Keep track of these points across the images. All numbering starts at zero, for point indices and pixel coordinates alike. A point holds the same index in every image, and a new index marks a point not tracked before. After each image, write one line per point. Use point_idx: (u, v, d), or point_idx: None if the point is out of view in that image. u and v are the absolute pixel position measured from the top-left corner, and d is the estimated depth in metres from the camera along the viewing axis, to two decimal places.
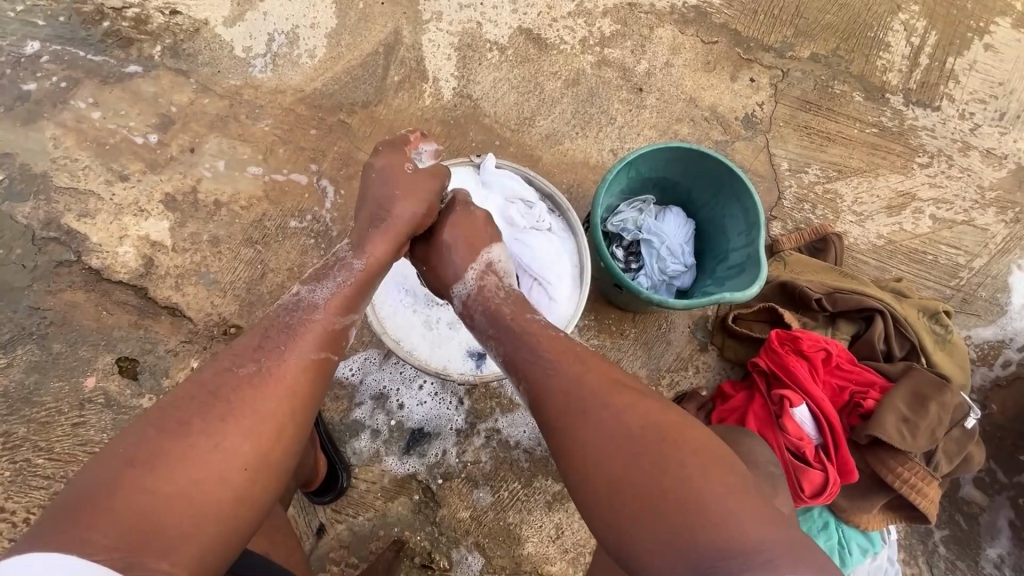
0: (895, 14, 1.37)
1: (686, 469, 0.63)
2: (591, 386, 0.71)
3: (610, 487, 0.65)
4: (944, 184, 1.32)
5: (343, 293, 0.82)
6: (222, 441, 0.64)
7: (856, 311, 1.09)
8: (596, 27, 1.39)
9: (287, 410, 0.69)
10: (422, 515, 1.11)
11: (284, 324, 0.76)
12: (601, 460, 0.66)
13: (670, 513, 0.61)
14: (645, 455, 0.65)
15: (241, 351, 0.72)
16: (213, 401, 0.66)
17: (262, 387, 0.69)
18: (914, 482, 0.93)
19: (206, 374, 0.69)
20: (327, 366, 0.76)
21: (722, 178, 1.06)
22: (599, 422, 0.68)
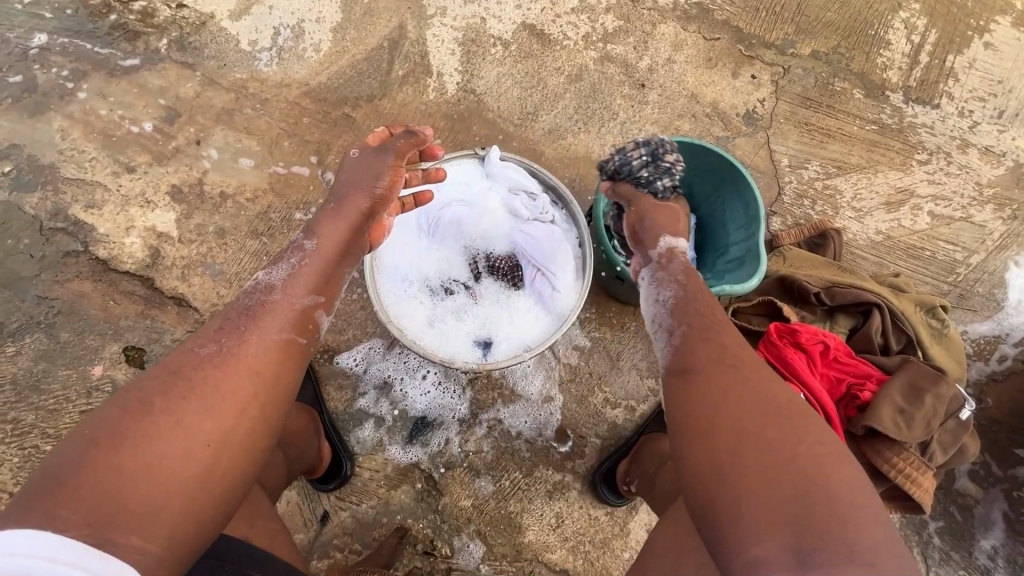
0: (895, 12, 1.39)
1: (814, 452, 0.64)
2: (752, 365, 0.75)
3: (741, 439, 0.66)
4: (942, 181, 1.34)
5: (297, 274, 0.82)
6: (185, 419, 0.64)
7: (854, 305, 1.10)
8: (599, 23, 1.40)
9: (250, 389, 0.70)
10: (424, 503, 1.13)
11: (243, 307, 0.77)
12: (739, 414, 0.68)
13: (787, 477, 0.62)
14: (782, 426, 0.67)
15: (202, 334, 0.73)
16: (174, 380, 0.67)
17: (224, 366, 0.70)
18: (909, 472, 0.95)
19: (169, 359, 0.70)
20: (292, 348, 0.77)
21: (724, 173, 1.07)
22: (747, 390, 0.71)
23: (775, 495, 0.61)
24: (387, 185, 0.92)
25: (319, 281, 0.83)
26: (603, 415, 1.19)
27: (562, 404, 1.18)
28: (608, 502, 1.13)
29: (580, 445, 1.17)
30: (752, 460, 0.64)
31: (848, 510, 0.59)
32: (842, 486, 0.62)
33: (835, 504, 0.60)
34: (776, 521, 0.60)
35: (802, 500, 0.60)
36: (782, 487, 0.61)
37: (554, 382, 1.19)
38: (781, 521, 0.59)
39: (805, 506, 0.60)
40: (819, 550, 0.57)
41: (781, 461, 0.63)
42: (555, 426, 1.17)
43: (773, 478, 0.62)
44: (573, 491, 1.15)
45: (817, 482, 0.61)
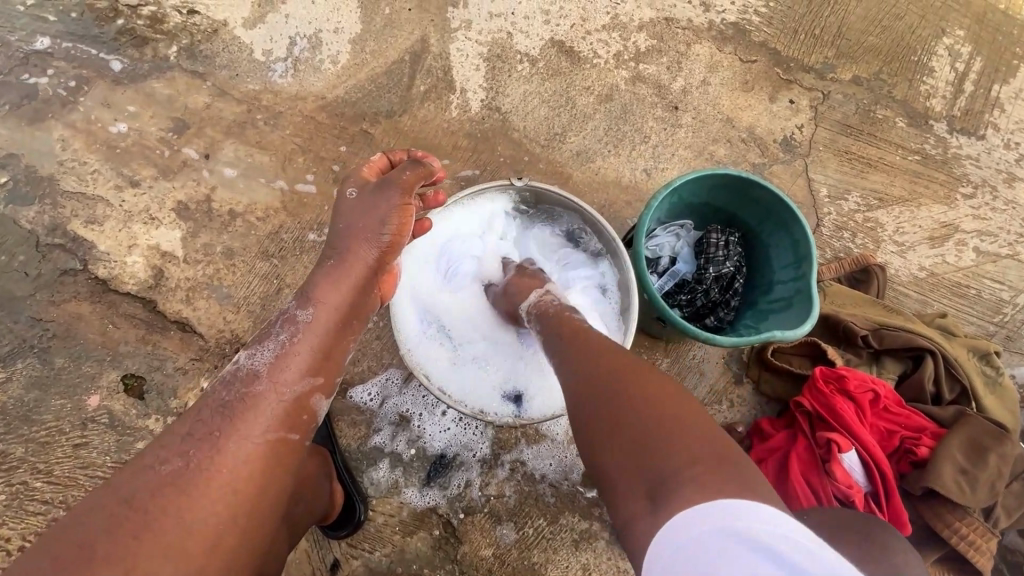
0: (939, 38, 1.33)
1: (646, 394, 0.60)
2: (582, 340, 0.74)
3: (587, 410, 0.64)
4: (988, 216, 1.28)
5: (286, 356, 0.73)
6: (137, 564, 0.57)
7: (904, 350, 1.04)
8: (631, 41, 1.34)
9: (227, 509, 0.62)
10: (442, 552, 1.06)
11: (219, 403, 0.69)
12: (580, 395, 0.66)
13: (627, 435, 0.58)
14: (613, 386, 0.63)
15: (168, 441, 0.65)
16: (128, 512, 0.59)
17: (190, 489, 0.62)
18: (972, 538, 0.88)
19: (126, 476, 0.62)
20: (282, 449, 0.69)
21: (769, 207, 1.01)
22: (586, 367, 0.68)
23: (622, 460, 0.58)
24: (394, 234, 0.82)
25: (312, 364, 0.74)
26: None
27: None
28: None
29: None
30: (600, 435, 0.61)
31: (682, 444, 0.55)
32: (677, 421, 0.57)
33: (667, 442, 0.56)
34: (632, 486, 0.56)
35: (639, 455, 0.56)
36: (624, 446, 0.58)
37: None
38: (632, 483, 0.56)
39: (646, 458, 0.56)
40: (667, 492, 0.52)
41: (619, 413, 0.60)
42: (582, 469, 1.10)
43: (616, 443, 0.59)
44: (600, 540, 1.08)
45: (651, 428, 0.57)
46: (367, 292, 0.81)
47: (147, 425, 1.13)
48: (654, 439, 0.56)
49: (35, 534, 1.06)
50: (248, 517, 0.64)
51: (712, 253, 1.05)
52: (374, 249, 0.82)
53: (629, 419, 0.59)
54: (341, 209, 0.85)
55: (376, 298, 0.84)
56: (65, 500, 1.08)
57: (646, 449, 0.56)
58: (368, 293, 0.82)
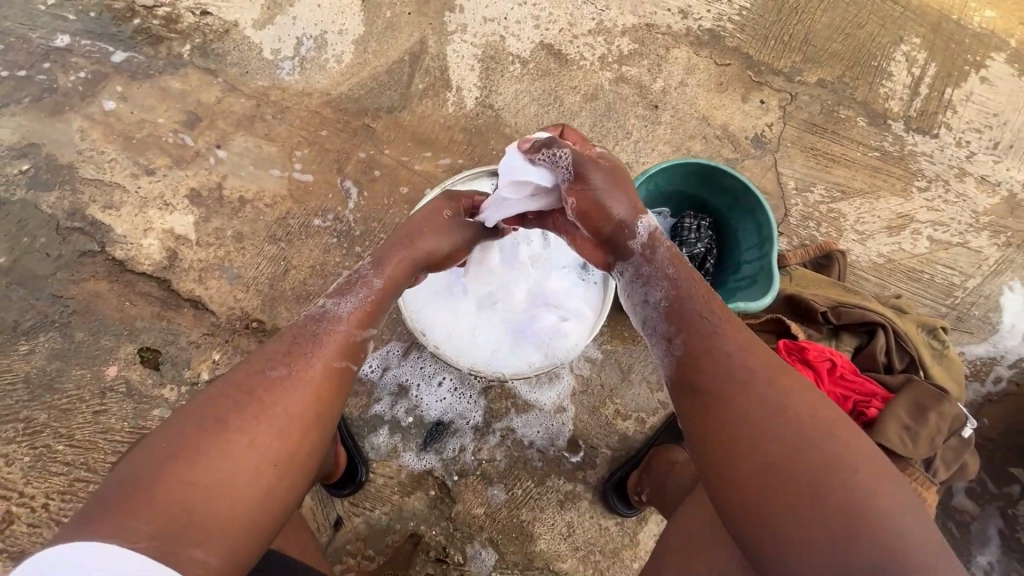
0: (897, 45, 1.45)
1: (845, 453, 0.65)
2: (757, 365, 0.73)
3: (765, 457, 0.66)
4: (941, 208, 1.39)
5: (365, 308, 0.82)
6: (256, 440, 0.66)
7: (859, 325, 1.14)
8: (614, 45, 1.45)
9: (311, 412, 0.71)
10: (438, 510, 1.14)
11: (311, 333, 0.77)
12: (757, 421, 0.68)
13: (815, 484, 0.63)
14: (804, 431, 0.66)
15: (269, 353, 0.74)
16: (245, 396, 0.68)
17: (294, 388, 0.71)
18: (914, 487, 0.98)
19: (238, 373, 0.71)
20: (345, 375, 0.77)
21: (736, 194, 1.11)
22: (755, 389, 0.71)
23: (816, 508, 0.62)
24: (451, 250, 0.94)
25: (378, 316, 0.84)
26: (615, 426, 1.21)
27: (574, 414, 1.20)
28: (620, 513, 1.15)
29: (592, 455, 1.19)
30: (785, 471, 0.65)
31: (890, 512, 0.61)
32: (880, 488, 0.62)
33: (870, 506, 0.61)
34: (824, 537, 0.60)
35: (845, 512, 0.61)
36: (816, 494, 0.62)
37: (566, 393, 1.21)
38: (826, 533, 0.60)
39: (852, 519, 0.60)
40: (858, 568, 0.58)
41: (810, 477, 0.63)
42: (567, 436, 1.19)
43: (798, 492, 0.63)
44: (584, 500, 1.17)
45: (854, 488, 0.62)
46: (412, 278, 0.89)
47: (162, 394, 1.21)
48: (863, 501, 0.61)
49: (57, 493, 1.13)
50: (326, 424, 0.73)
51: (686, 236, 1.15)
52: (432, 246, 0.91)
53: (822, 468, 0.63)
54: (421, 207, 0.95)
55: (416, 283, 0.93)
56: (85, 463, 1.15)
57: (854, 511, 0.61)
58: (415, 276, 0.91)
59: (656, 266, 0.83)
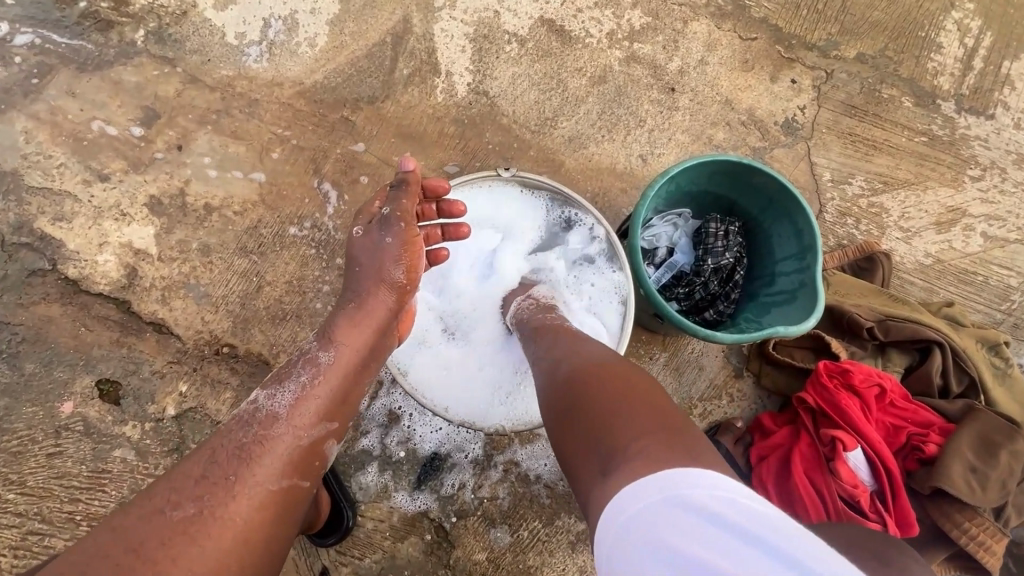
0: (948, 12, 1.26)
1: (606, 380, 0.61)
2: (569, 338, 0.75)
3: (556, 399, 0.64)
4: (996, 199, 1.23)
5: (313, 395, 0.70)
6: None
7: (911, 342, 1.00)
8: (624, 19, 1.27)
9: (230, 565, 0.57)
10: (434, 557, 1.02)
11: (237, 445, 0.64)
12: (548, 369, 0.70)
13: (578, 409, 0.59)
14: (584, 367, 0.65)
15: (179, 487, 0.59)
16: (133, 566, 0.53)
17: (204, 537, 0.56)
18: (982, 538, 0.85)
19: (136, 519, 0.56)
20: (290, 499, 0.64)
21: (771, 194, 0.96)
22: (553, 355, 0.72)
23: (578, 423, 0.58)
24: (407, 272, 0.82)
25: (333, 405, 0.71)
26: None
27: None
28: None
29: None
30: (558, 424, 0.62)
31: (646, 416, 0.54)
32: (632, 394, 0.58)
33: (619, 409, 0.56)
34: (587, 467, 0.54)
35: (594, 421, 0.57)
36: (578, 422, 0.59)
37: None
38: (587, 462, 0.55)
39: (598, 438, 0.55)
40: (616, 468, 0.50)
41: (580, 403, 0.60)
42: None
43: (575, 422, 0.59)
44: None
45: (603, 406, 0.57)
46: (385, 334, 0.79)
47: (124, 432, 1.08)
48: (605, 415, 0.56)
49: (10, 546, 1.02)
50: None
51: (712, 243, 1.00)
52: (390, 281, 0.81)
53: (577, 398, 0.60)
54: (353, 248, 0.84)
55: (394, 342, 0.83)
56: (42, 511, 1.04)
57: (602, 416, 0.56)
58: (390, 332, 0.81)
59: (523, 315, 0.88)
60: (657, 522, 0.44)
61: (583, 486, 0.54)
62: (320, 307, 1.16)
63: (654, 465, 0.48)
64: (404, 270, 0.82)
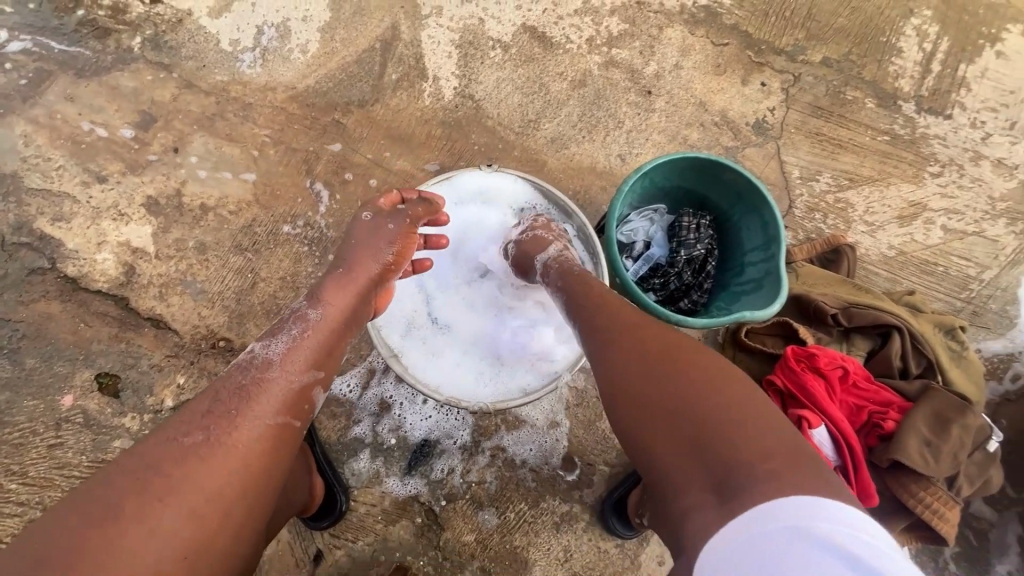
0: (907, 18, 1.34)
1: (701, 386, 0.60)
2: (631, 320, 0.73)
3: (642, 399, 0.63)
4: (955, 194, 1.30)
5: (302, 346, 0.75)
6: (158, 525, 0.56)
7: (872, 327, 1.06)
8: (603, 26, 1.34)
9: (238, 485, 0.61)
10: (425, 538, 1.07)
11: (237, 386, 0.69)
12: (620, 360, 0.68)
13: (677, 417, 0.59)
14: (667, 363, 0.64)
15: (189, 417, 0.64)
16: (153, 480, 0.58)
17: (213, 458, 0.61)
18: (937, 507, 0.91)
19: (153, 441, 0.62)
20: (285, 435, 0.68)
21: (740, 190, 1.02)
22: (620, 343, 0.69)
23: (679, 434, 0.58)
24: (395, 257, 0.90)
25: (322, 355, 0.76)
26: (612, 441, 1.12)
27: (568, 430, 1.12)
28: (619, 535, 1.07)
29: (588, 473, 1.11)
30: (651, 415, 0.61)
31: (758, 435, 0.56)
32: (733, 405, 0.58)
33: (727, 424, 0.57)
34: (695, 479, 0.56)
35: (699, 434, 0.57)
36: (678, 431, 0.59)
37: (560, 407, 1.13)
38: (694, 473, 0.56)
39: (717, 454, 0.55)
40: (739, 492, 0.52)
41: (677, 411, 0.59)
42: (562, 453, 1.12)
43: (674, 432, 0.59)
44: (580, 522, 1.09)
45: (722, 423, 0.57)
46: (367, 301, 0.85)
47: (122, 423, 1.12)
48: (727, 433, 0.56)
49: (11, 535, 1.05)
50: (258, 498, 0.63)
51: (685, 236, 1.06)
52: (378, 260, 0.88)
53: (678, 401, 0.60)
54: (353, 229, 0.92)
55: (372, 312, 0.89)
56: (42, 501, 1.07)
57: (709, 429, 0.57)
58: (371, 301, 0.87)
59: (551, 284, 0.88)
60: (785, 547, 0.46)
61: (684, 495, 0.56)
62: None
63: (787, 496, 0.49)
64: (394, 254, 0.90)
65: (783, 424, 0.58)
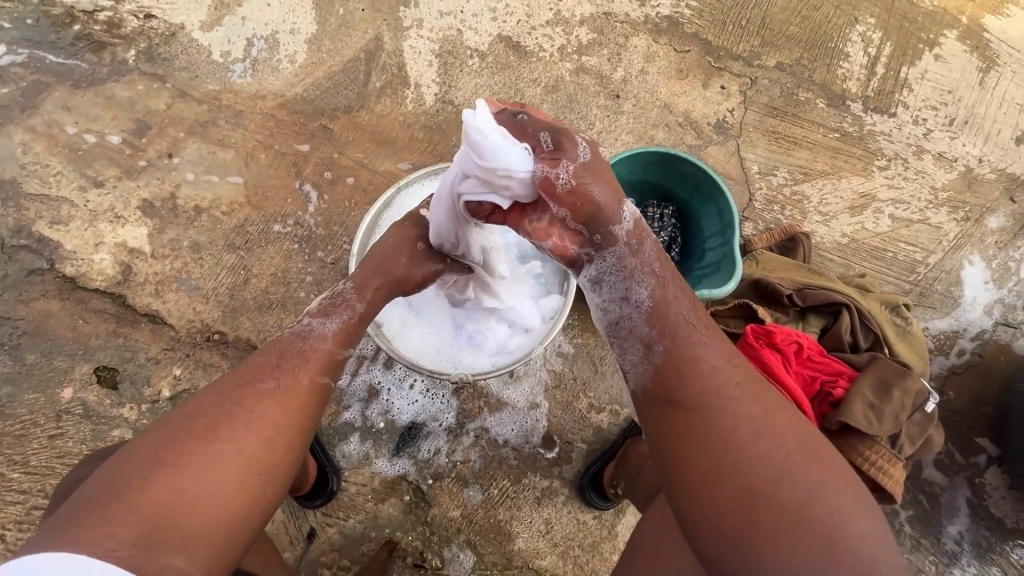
0: (852, 26, 1.45)
1: (812, 477, 0.65)
2: (733, 380, 0.74)
3: (748, 473, 0.66)
4: (901, 185, 1.41)
5: (351, 327, 0.87)
6: (241, 447, 0.69)
7: (825, 306, 1.15)
8: (573, 35, 1.43)
9: (298, 424, 0.75)
10: (413, 515, 1.13)
11: (298, 350, 0.81)
12: (727, 425, 0.70)
13: (787, 503, 0.63)
14: (779, 443, 0.68)
15: (257, 368, 0.77)
16: (235, 410, 0.71)
17: (281, 398, 0.75)
18: (881, 464, 1.00)
19: (226, 382, 0.75)
20: (325, 391, 0.81)
21: (698, 181, 1.11)
22: (727, 409, 0.71)
23: (789, 519, 0.62)
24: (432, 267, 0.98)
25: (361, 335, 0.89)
26: (588, 419, 1.19)
27: (547, 410, 1.19)
28: (596, 506, 1.14)
29: (567, 450, 1.18)
30: (770, 479, 0.65)
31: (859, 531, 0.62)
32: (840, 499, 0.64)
33: (837, 519, 0.62)
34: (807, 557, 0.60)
35: (809, 524, 0.62)
36: (786, 517, 0.63)
37: (539, 389, 1.19)
38: (810, 550, 0.61)
39: (837, 541, 0.61)
40: None
41: (787, 497, 0.64)
42: (541, 432, 1.18)
43: (782, 516, 0.63)
44: (560, 496, 1.16)
45: (832, 510, 0.63)
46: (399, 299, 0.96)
47: (121, 414, 1.18)
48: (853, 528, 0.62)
49: (15, 522, 1.11)
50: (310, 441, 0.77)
51: (650, 225, 1.14)
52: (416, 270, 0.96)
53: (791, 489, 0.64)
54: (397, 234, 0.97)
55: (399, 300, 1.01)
56: (44, 490, 1.12)
57: (820, 522, 0.62)
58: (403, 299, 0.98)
59: (644, 262, 0.81)
60: None
61: (783, 560, 0.61)
62: (304, 296, 1.27)
63: None
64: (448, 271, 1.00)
65: (877, 520, 0.65)
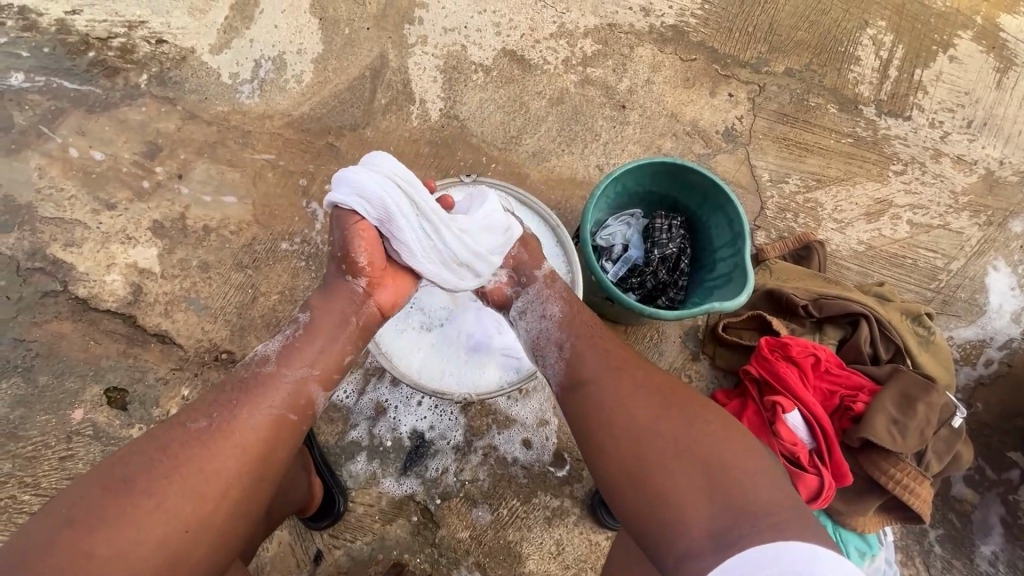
0: (863, 29, 1.43)
1: (699, 428, 0.71)
2: (618, 361, 0.83)
3: (636, 436, 0.72)
4: (918, 190, 1.37)
5: (292, 346, 0.83)
6: (164, 500, 0.65)
7: (842, 316, 1.11)
8: (578, 47, 1.43)
9: (236, 471, 0.70)
10: (421, 536, 1.11)
11: (240, 380, 0.79)
12: (617, 400, 0.77)
13: (677, 453, 0.69)
14: (666, 404, 0.74)
15: (194, 408, 0.74)
16: (160, 456, 0.68)
17: (214, 443, 0.71)
18: (907, 482, 0.98)
19: (160, 432, 0.71)
20: (274, 431, 0.76)
21: (706, 191, 1.09)
22: (618, 384, 0.79)
23: (676, 468, 0.68)
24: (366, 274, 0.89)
25: (308, 354, 0.83)
26: None
27: (557, 427, 1.16)
28: (608, 526, 1.11)
29: (578, 469, 1.15)
30: (654, 434, 0.71)
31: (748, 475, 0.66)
32: (730, 447, 0.69)
33: (726, 463, 0.67)
34: (678, 500, 0.66)
35: (699, 471, 0.67)
36: (672, 462, 0.68)
37: (548, 405, 1.17)
38: (690, 490, 0.66)
39: (715, 480, 0.66)
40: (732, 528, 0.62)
41: (676, 450, 0.69)
42: (552, 450, 1.15)
43: (671, 467, 0.68)
44: (572, 516, 1.13)
45: (722, 456, 0.68)
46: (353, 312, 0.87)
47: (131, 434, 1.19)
48: (720, 467, 0.67)
49: None
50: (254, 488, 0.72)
51: (658, 236, 1.12)
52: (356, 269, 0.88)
53: (679, 441, 0.70)
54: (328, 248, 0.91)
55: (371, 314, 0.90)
56: None
57: (706, 468, 0.67)
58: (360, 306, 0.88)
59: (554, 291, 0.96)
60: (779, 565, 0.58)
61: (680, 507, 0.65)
62: None
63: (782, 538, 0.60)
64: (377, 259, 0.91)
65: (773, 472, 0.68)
